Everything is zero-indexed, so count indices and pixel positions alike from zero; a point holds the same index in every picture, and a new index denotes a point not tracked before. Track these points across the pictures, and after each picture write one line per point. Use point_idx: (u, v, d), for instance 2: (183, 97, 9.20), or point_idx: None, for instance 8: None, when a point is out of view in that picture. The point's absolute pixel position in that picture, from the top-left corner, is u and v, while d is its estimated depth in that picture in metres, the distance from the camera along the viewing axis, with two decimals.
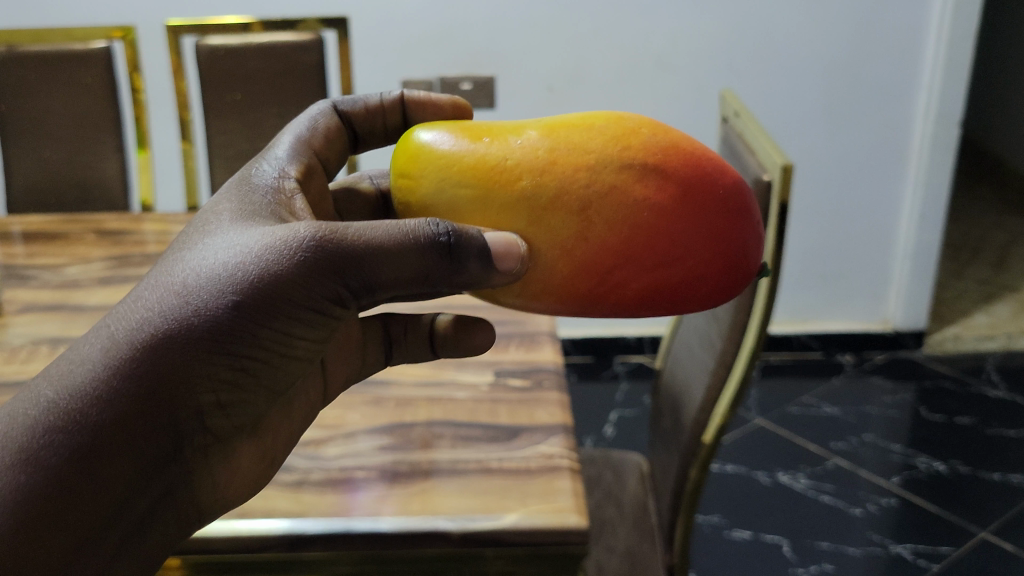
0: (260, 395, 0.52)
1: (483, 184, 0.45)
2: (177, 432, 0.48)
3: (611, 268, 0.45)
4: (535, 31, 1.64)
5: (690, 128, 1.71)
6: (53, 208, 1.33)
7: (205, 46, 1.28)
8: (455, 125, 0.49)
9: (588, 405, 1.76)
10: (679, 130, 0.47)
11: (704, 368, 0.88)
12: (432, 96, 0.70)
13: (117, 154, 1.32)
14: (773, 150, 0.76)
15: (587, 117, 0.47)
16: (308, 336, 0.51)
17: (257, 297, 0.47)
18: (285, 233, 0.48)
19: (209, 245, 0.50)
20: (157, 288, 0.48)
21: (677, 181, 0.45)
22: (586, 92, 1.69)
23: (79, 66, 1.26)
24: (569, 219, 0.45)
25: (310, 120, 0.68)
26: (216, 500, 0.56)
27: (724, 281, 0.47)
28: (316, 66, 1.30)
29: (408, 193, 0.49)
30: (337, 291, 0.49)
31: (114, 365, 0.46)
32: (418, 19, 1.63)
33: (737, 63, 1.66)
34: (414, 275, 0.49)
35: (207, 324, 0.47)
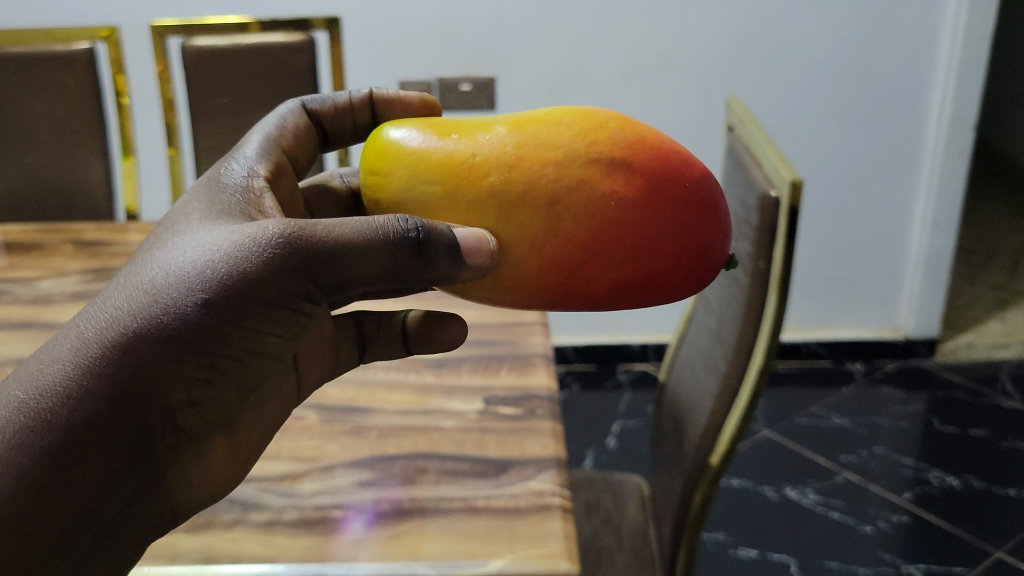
0: (233, 391, 0.51)
1: (453, 183, 0.46)
2: (151, 428, 0.48)
3: (580, 262, 0.46)
4: (537, 31, 1.59)
5: (695, 132, 1.66)
6: (35, 215, 1.29)
7: (192, 48, 1.23)
8: (424, 124, 0.50)
9: (591, 415, 1.71)
10: (646, 125, 0.48)
11: (707, 392, 0.83)
12: (400, 94, 0.69)
13: (101, 159, 1.27)
14: (781, 164, 0.71)
15: (555, 114, 0.48)
16: (277, 332, 0.51)
17: (225, 294, 0.48)
18: (252, 232, 0.49)
19: (179, 246, 0.51)
20: (128, 289, 0.49)
21: (644, 175, 0.46)
22: (589, 93, 1.64)
23: (60, 68, 1.21)
24: (538, 215, 0.46)
25: (279, 119, 0.68)
26: (198, 502, 0.55)
27: (691, 272, 0.48)
28: (308, 68, 1.25)
29: (378, 191, 0.50)
30: (305, 286, 0.49)
31: (86, 361, 0.46)
32: (415, 19, 1.58)
33: (743, 62, 1.61)
34: (384, 271, 0.49)
35: (177, 321, 0.47)
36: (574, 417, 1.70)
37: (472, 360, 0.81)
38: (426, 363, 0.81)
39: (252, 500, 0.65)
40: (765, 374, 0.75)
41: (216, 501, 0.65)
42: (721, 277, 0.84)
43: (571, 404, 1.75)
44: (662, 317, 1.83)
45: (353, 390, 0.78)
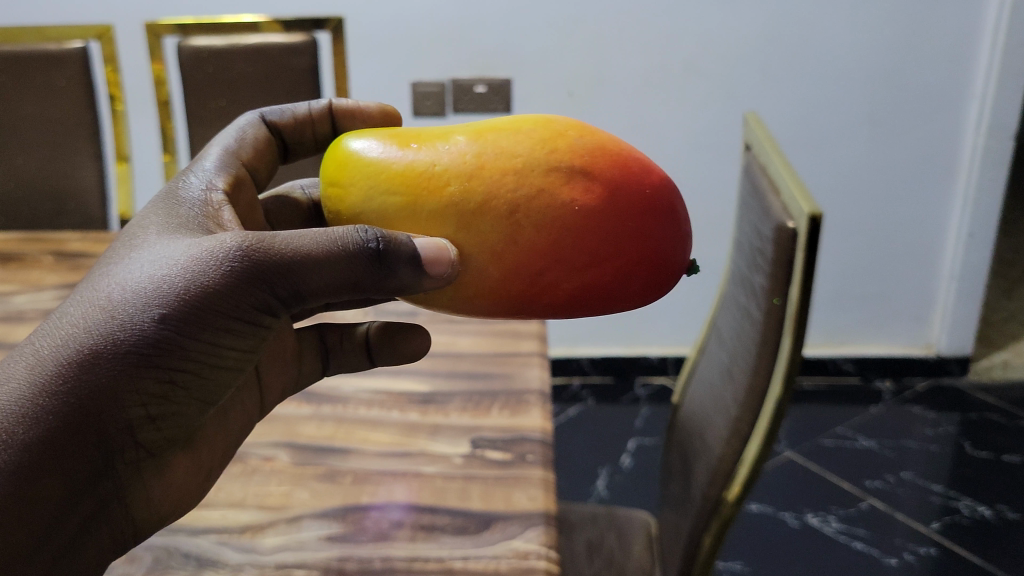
0: (192, 406, 0.51)
1: (413, 192, 0.46)
2: (107, 448, 0.47)
3: (541, 269, 0.45)
4: (554, 33, 1.52)
5: (720, 139, 1.59)
6: (29, 222, 1.24)
7: (188, 47, 1.18)
8: (386, 134, 0.50)
9: (606, 431, 1.65)
10: (605, 133, 0.47)
11: (715, 434, 0.77)
12: (359, 106, 0.69)
13: (96, 163, 1.22)
14: (800, 194, 0.64)
15: (515, 121, 0.47)
16: (237, 347, 0.50)
17: (185, 310, 0.47)
18: (211, 245, 0.48)
19: (136, 259, 0.49)
20: (82, 305, 0.47)
21: (604, 183, 0.45)
22: (608, 97, 1.57)
23: (52, 67, 1.16)
24: (498, 223, 0.45)
25: (237, 132, 0.68)
26: (155, 521, 0.55)
27: (654, 278, 0.48)
28: (309, 70, 1.20)
29: (338, 203, 0.50)
30: (263, 299, 0.48)
31: (43, 379, 0.44)
32: (429, 20, 1.52)
33: (770, 67, 1.54)
34: (343, 285, 0.48)
35: (136, 337, 0.46)
36: (588, 433, 1.64)
37: (462, 395, 0.75)
38: (412, 398, 0.75)
39: (207, 556, 0.59)
40: (778, 422, 0.68)
41: (169, 555, 0.59)
42: (734, 309, 0.78)
43: (585, 419, 1.69)
44: (682, 328, 1.76)
45: (331, 427, 0.72)
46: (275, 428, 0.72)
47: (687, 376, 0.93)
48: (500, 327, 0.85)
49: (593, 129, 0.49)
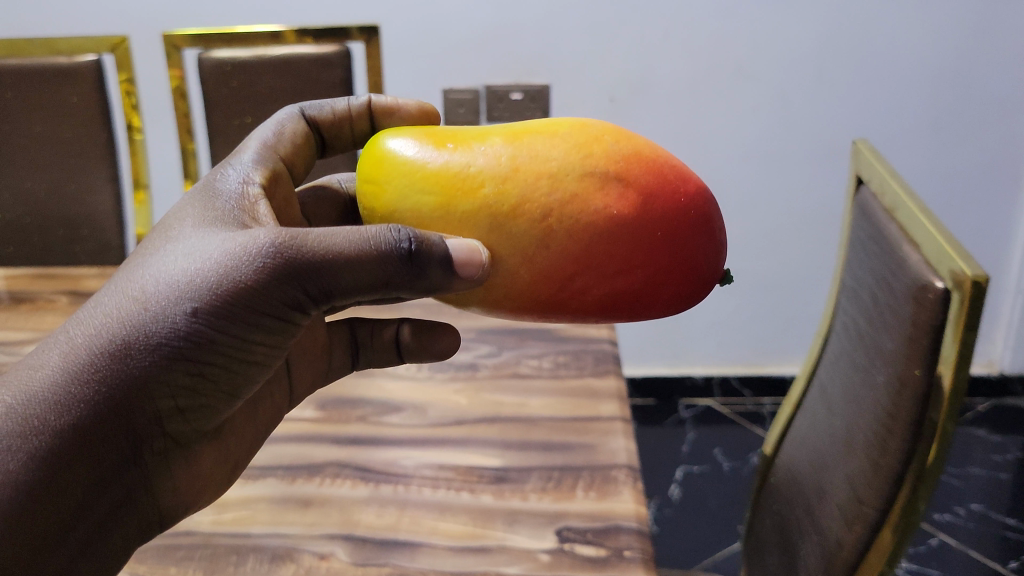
0: (218, 393, 0.53)
1: (448, 193, 0.44)
2: (137, 432, 0.49)
3: (572, 275, 0.44)
4: (596, 37, 1.42)
5: (775, 148, 1.49)
6: (39, 252, 1.15)
7: (210, 59, 1.08)
8: (422, 132, 0.48)
9: (651, 457, 1.55)
10: (641, 139, 0.46)
11: (829, 513, 0.67)
12: (397, 101, 0.62)
13: (112, 186, 1.13)
14: (951, 250, 0.55)
15: (552, 124, 0.46)
16: (263, 341, 0.51)
17: (217, 306, 0.48)
18: (244, 241, 0.48)
19: (171, 247, 0.50)
20: (117, 296, 0.48)
21: (638, 190, 0.44)
22: (653, 105, 1.47)
23: (60, 82, 1.07)
24: (531, 227, 0.43)
25: (276, 126, 0.63)
26: (179, 503, 0.57)
27: (685, 282, 0.46)
28: (342, 84, 1.10)
29: (372, 201, 0.48)
30: (294, 297, 0.49)
31: (80, 367, 0.47)
32: (461, 23, 1.41)
33: (829, 73, 1.43)
34: (373, 286, 0.48)
35: (167, 331, 0.47)
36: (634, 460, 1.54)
37: (540, 471, 0.66)
38: (484, 475, 0.65)
39: None
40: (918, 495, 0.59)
41: None
42: (849, 367, 0.68)
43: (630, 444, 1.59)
44: (729, 346, 1.68)
45: (393, 515, 0.62)
46: (330, 516, 0.62)
47: (790, 410, 0.82)
48: (574, 382, 0.75)
49: (630, 133, 0.48)
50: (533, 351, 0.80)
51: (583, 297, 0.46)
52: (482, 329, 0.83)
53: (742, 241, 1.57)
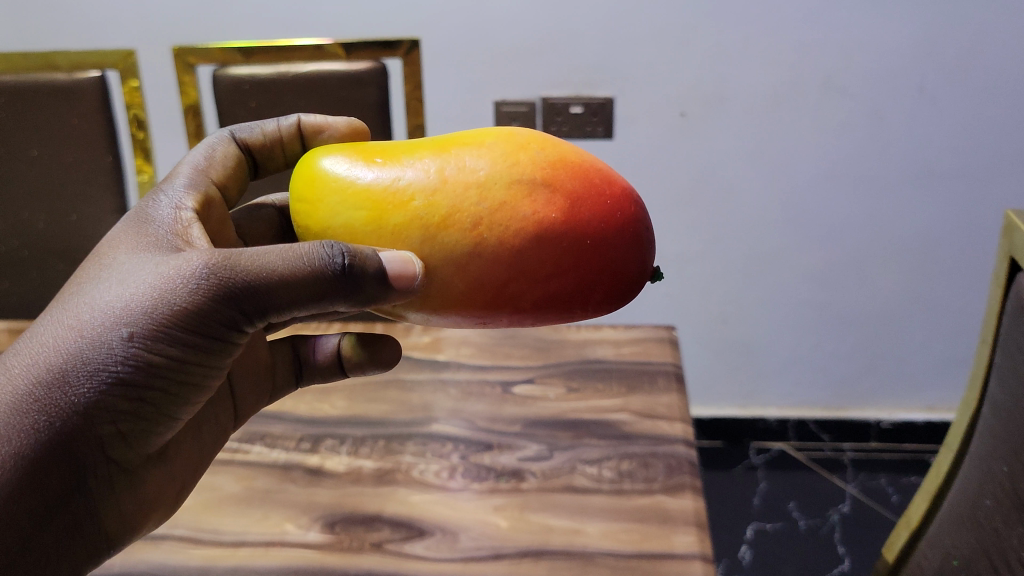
0: (162, 414, 0.51)
1: (382, 208, 0.46)
2: (80, 461, 0.48)
3: (504, 280, 0.45)
4: (666, 43, 1.26)
5: (863, 171, 1.33)
6: (38, 290, 1.01)
7: (227, 76, 0.96)
8: (354, 151, 0.49)
9: (720, 508, 1.40)
10: (565, 146, 0.48)
11: None
12: (328, 120, 0.61)
13: (118, 217, 1.00)
14: None
15: (479, 136, 0.48)
16: (204, 361, 0.50)
17: (155, 330, 0.47)
18: (178, 265, 0.47)
19: (105, 274, 0.49)
20: (54, 326, 0.47)
21: (566, 196, 0.45)
22: (730, 122, 1.31)
23: (60, 101, 0.95)
24: (462, 237, 0.45)
25: (206, 149, 0.61)
26: (131, 530, 0.54)
27: (611, 280, 0.47)
28: (375, 104, 0.97)
29: (308, 218, 0.49)
30: (230, 317, 0.48)
31: (18, 398, 0.45)
32: (516, 30, 1.26)
33: (931, 86, 1.25)
34: (310, 302, 0.47)
35: (106, 356, 0.46)
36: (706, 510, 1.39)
37: None
38: None
39: None
40: None
41: None
42: (999, 504, 0.52)
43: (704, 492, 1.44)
44: (807, 387, 1.52)
45: None
46: None
47: (910, 534, 0.66)
48: (642, 501, 0.61)
49: (557, 142, 0.49)
50: (591, 454, 0.65)
51: (518, 301, 0.47)
52: (528, 418, 0.69)
53: (825, 272, 1.42)
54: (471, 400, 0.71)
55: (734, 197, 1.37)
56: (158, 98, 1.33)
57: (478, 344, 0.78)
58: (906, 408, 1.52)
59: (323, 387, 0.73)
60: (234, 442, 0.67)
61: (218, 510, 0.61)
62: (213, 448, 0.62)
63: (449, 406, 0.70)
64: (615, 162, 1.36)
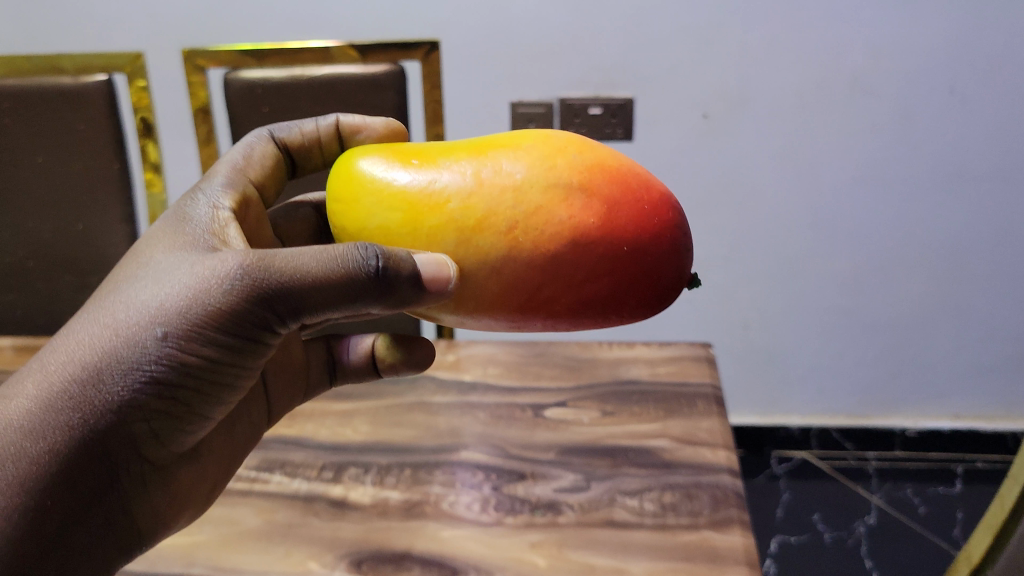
0: (192, 411, 0.52)
1: (416, 211, 0.44)
2: (113, 455, 0.49)
3: (540, 285, 0.43)
4: (688, 42, 1.22)
5: (890, 173, 1.28)
6: (45, 301, 0.99)
7: (238, 81, 0.92)
8: (389, 151, 0.48)
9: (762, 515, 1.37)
10: (605, 149, 0.45)
11: None
12: (365, 122, 0.60)
13: (126, 227, 0.97)
14: None
15: (516, 137, 0.46)
16: (235, 361, 0.51)
17: (188, 331, 0.47)
18: (213, 267, 0.48)
19: (141, 274, 0.50)
20: (90, 324, 0.48)
21: (605, 201, 0.43)
22: (754, 123, 1.27)
23: (64, 106, 0.91)
24: (497, 241, 0.43)
25: (244, 148, 0.61)
26: (159, 524, 0.55)
27: (649, 287, 0.45)
28: (394, 109, 0.93)
29: (342, 219, 0.48)
30: (263, 318, 0.48)
31: (55, 394, 0.46)
32: (533, 29, 1.22)
33: (962, 87, 1.21)
34: (342, 305, 0.47)
35: (140, 356, 0.47)
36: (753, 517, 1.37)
37: None
38: None
39: None
40: None
41: None
42: None
43: (750, 499, 1.41)
44: (831, 395, 1.49)
45: None
46: None
47: (972, 569, 0.63)
48: (687, 538, 0.57)
49: (597, 144, 0.47)
50: (631, 485, 0.61)
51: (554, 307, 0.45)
52: (563, 445, 0.65)
53: (850, 278, 1.38)
54: (500, 424, 0.67)
55: (757, 202, 1.33)
56: (166, 102, 1.29)
57: (506, 363, 0.75)
58: (932, 416, 1.48)
59: (344, 410, 0.70)
60: (252, 470, 0.64)
61: (238, 546, 0.57)
62: (246, 445, 0.63)
63: (478, 431, 0.67)
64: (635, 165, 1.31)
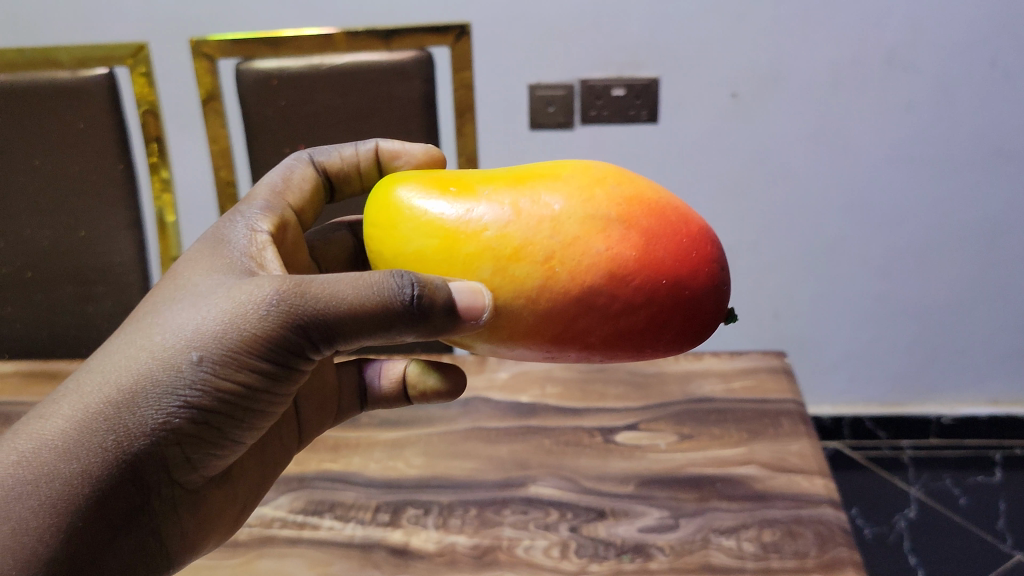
0: (225, 439, 0.47)
1: (451, 239, 0.40)
2: (146, 484, 0.44)
3: (573, 318, 0.39)
4: (717, 18, 1.13)
5: (929, 152, 1.22)
6: (45, 315, 0.91)
7: (253, 71, 0.85)
8: (425, 177, 0.43)
9: (855, 498, 1.33)
10: (644, 182, 0.41)
11: None
12: (405, 147, 0.55)
13: (132, 231, 0.89)
14: None
15: (552, 168, 0.42)
16: (272, 389, 0.46)
17: (226, 356, 0.42)
18: (253, 289, 0.43)
19: (176, 294, 0.45)
20: (125, 345, 0.43)
21: (643, 234, 0.39)
22: (786, 102, 1.19)
23: (62, 102, 0.84)
24: (532, 272, 0.38)
25: (284, 169, 0.56)
26: (191, 555, 0.50)
27: (686, 325, 0.40)
28: (421, 98, 0.87)
29: (376, 246, 0.43)
30: (301, 347, 0.43)
31: (88, 413, 0.41)
32: (551, 7, 1.13)
33: (1006, 58, 1.14)
34: (382, 333, 0.42)
35: (175, 380, 0.42)
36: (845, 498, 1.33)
37: None
38: None
39: None
40: None
41: None
42: None
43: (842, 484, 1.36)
44: (864, 382, 1.44)
45: None
46: None
47: None
48: None
49: (635, 176, 0.43)
50: (725, 522, 0.55)
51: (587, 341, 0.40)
52: (643, 476, 0.59)
53: (883, 260, 1.32)
54: (569, 453, 0.61)
55: (790, 184, 1.26)
56: (161, 96, 1.21)
57: (565, 382, 0.69)
58: (968, 401, 1.44)
59: (393, 440, 0.63)
60: (299, 514, 0.57)
61: None
62: (275, 474, 0.56)
63: (545, 462, 0.60)
64: (659, 149, 1.24)
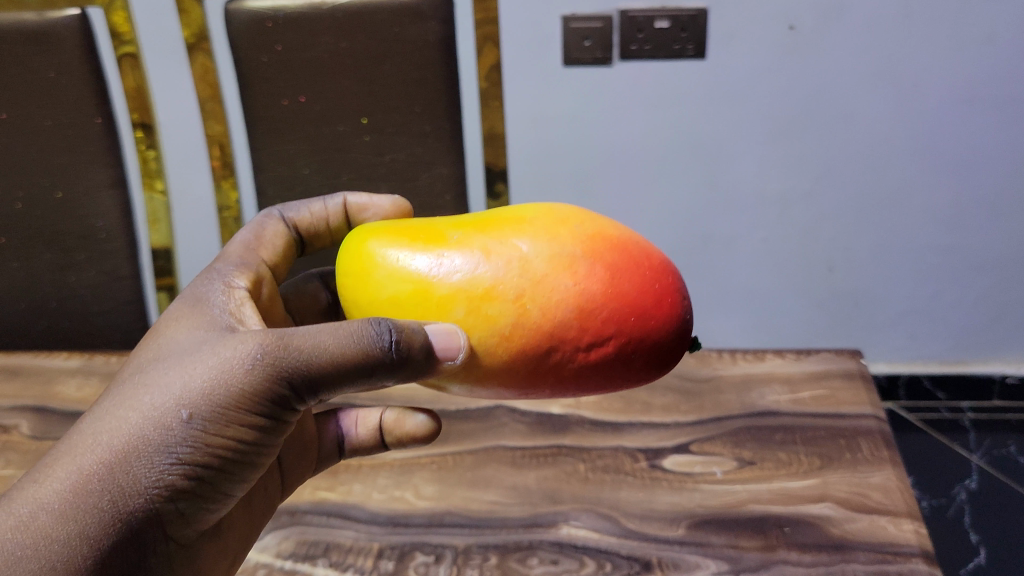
0: (224, 500, 0.39)
1: (419, 284, 0.33)
2: (144, 558, 0.35)
3: (541, 359, 0.32)
4: None
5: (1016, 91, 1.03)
6: (24, 282, 0.88)
7: (245, 11, 0.75)
8: (383, 224, 0.37)
9: (928, 466, 1.21)
10: (606, 220, 0.35)
11: None
12: (370, 200, 0.47)
13: (115, 192, 0.83)
14: None
15: (509, 212, 0.36)
16: (268, 447, 0.38)
17: (219, 412, 0.35)
18: (232, 348, 0.36)
19: (151, 356, 0.37)
20: (102, 408, 0.35)
21: (612, 269, 0.32)
22: (849, 35, 1.00)
23: (29, 49, 0.76)
24: (500, 313, 0.32)
25: (254, 227, 0.48)
26: None
27: (661, 362, 0.34)
28: (440, 39, 0.77)
29: (348, 300, 0.36)
30: (288, 401, 0.36)
31: (77, 477, 0.33)
32: None
33: None
34: (370, 382, 0.35)
35: (167, 441, 0.34)
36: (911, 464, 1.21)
37: None
38: None
39: None
40: None
41: None
42: None
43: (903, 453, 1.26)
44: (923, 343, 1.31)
45: None
46: None
47: None
48: None
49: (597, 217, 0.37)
50: None
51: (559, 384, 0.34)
52: (695, 513, 0.49)
53: (953, 211, 1.15)
54: (608, 482, 0.52)
55: (850, 125, 1.07)
56: None
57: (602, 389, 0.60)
58: None
59: (403, 462, 0.55)
60: (288, 560, 0.48)
61: None
62: (262, 521, 0.47)
63: (580, 495, 0.51)
64: (707, 87, 1.04)
